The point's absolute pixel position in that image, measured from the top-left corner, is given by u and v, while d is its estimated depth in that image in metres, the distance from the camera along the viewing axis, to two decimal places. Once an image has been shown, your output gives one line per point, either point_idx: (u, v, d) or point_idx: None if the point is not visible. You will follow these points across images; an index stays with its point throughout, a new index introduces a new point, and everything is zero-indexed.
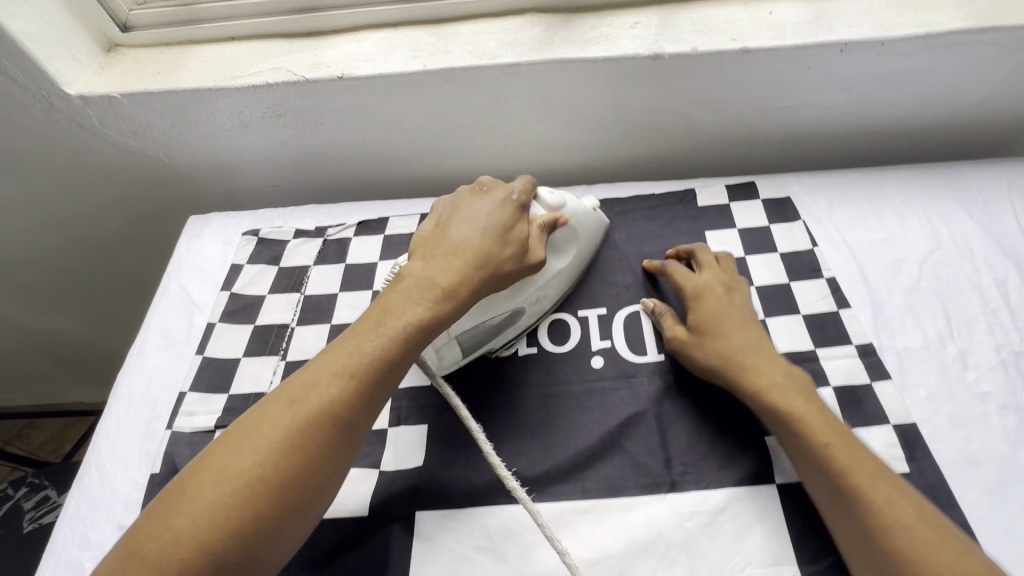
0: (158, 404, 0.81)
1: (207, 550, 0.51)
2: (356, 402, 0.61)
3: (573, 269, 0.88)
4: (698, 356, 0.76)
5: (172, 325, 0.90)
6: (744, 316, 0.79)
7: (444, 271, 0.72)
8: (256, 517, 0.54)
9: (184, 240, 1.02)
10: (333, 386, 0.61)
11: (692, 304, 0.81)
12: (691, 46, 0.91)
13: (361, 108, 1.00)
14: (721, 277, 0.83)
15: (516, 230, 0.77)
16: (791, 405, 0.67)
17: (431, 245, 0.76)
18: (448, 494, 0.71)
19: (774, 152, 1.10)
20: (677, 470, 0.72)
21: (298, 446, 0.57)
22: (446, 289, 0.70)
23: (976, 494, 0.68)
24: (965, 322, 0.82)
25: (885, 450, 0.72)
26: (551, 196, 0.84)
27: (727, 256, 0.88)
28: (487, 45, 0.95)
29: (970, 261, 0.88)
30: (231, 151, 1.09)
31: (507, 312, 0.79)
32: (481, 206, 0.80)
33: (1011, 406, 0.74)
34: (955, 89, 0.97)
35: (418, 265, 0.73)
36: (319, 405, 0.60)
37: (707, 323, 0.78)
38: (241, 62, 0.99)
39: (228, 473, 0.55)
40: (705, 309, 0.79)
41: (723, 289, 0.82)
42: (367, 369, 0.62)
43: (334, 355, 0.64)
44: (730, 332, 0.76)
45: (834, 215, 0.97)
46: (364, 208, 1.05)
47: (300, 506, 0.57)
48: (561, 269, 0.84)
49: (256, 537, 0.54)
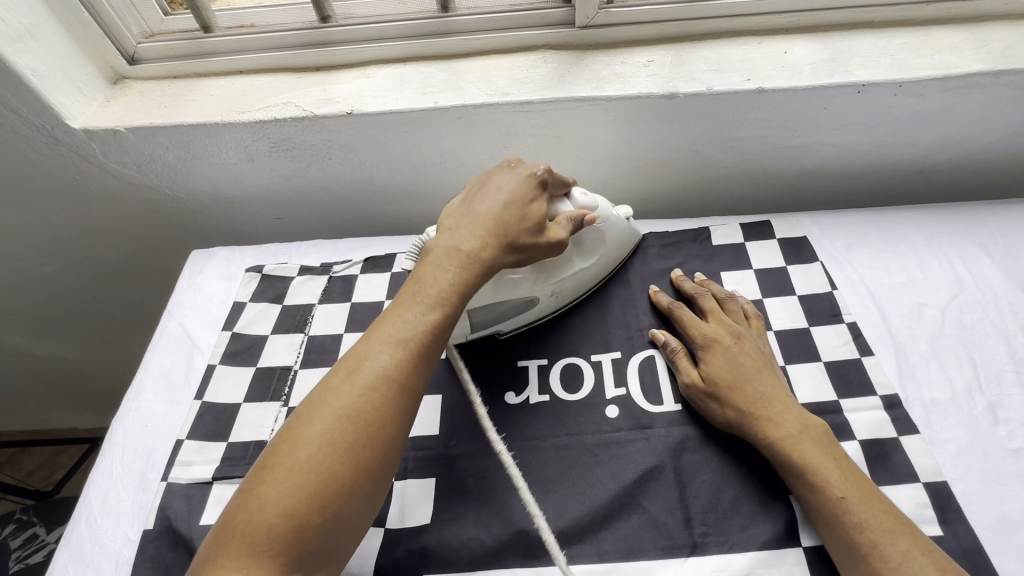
0: (155, 453, 0.78)
1: (296, 516, 0.52)
2: (412, 364, 0.61)
3: (592, 272, 0.90)
4: (712, 409, 0.74)
5: (171, 366, 0.87)
6: (757, 366, 0.76)
7: (472, 239, 0.69)
8: (336, 485, 0.54)
9: (185, 275, 0.99)
10: (384, 355, 0.60)
11: (703, 354, 0.79)
12: (706, 85, 0.89)
13: (370, 144, 0.98)
14: (729, 326, 0.82)
15: (540, 206, 0.74)
16: (805, 459, 0.67)
17: (456, 216, 0.73)
18: (457, 555, 0.68)
19: (787, 189, 1.09)
20: (698, 531, 0.68)
21: (360, 413, 0.57)
22: (482, 257, 0.68)
23: (1015, 561, 0.65)
24: (993, 373, 0.79)
25: (917, 511, 0.68)
26: (585, 197, 0.83)
27: (730, 298, 0.86)
28: (498, 82, 0.94)
29: (994, 307, 0.86)
30: (237, 184, 1.07)
31: (523, 298, 0.83)
32: (504, 180, 0.76)
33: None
34: (973, 130, 0.96)
35: (445, 236, 0.70)
36: (374, 374, 0.59)
37: (721, 374, 0.75)
38: (249, 97, 0.98)
39: (302, 445, 0.55)
40: (718, 360, 0.77)
41: (732, 338, 0.80)
42: (418, 332, 0.62)
43: (380, 327, 0.63)
44: (742, 384, 0.74)
45: (851, 256, 0.95)
46: (371, 244, 1.03)
47: (371, 468, 0.56)
48: (583, 268, 0.87)
49: (338, 502, 0.54)
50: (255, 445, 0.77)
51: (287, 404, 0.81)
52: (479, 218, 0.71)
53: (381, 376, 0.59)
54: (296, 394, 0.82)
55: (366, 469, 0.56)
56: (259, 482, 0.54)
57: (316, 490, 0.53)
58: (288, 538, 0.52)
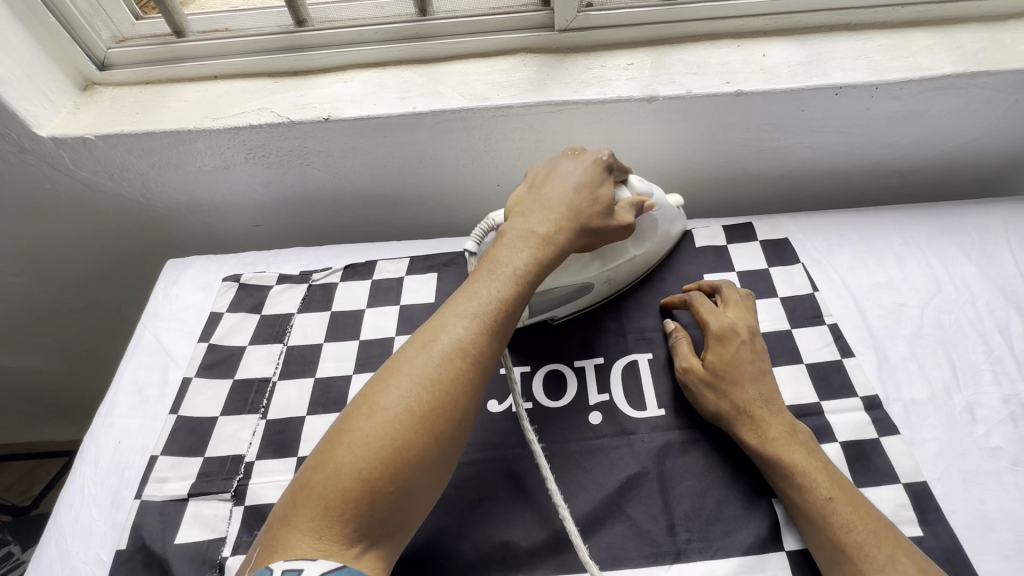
0: (127, 469, 0.76)
1: (371, 479, 0.52)
2: (486, 341, 0.61)
3: (644, 261, 0.91)
4: (709, 402, 0.74)
5: (145, 379, 0.85)
6: (761, 366, 0.76)
7: (543, 220, 0.71)
8: (410, 452, 0.53)
9: (160, 285, 0.97)
10: (461, 327, 0.60)
11: (713, 345, 0.78)
12: (686, 88, 0.89)
13: (349, 149, 0.97)
14: (746, 319, 0.81)
15: (610, 190, 0.75)
16: (793, 460, 0.67)
17: (526, 202, 0.74)
18: (439, 568, 0.67)
19: (769, 191, 1.09)
20: (681, 537, 0.68)
21: (440, 381, 0.57)
22: (555, 239, 0.69)
23: (993, 560, 0.65)
24: (970, 372, 0.80)
25: (897, 512, 0.68)
26: (640, 183, 0.83)
27: (749, 295, 0.86)
28: (478, 86, 0.93)
29: (971, 306, 0.87)
30: (214, 192, 1.05)
31: (577, 284, 0.83)
32: (572, 167, 0.76)
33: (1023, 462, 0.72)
34: (948, 130, 0.97)
35: (517, 219, 0.71)
36: (452, 346, 0.59)
37: (726, 368, 0.75)
38: (224, 103, 0.96)
39: (380, 410, 0.55)
40: (725, 353, 0.77)
41: (747, 333, 0.79)
42: (493, 311, 0.62)
43: (455, 302, 0.64)
44: (744, 381, 0.74)
45: (832, 257, 0.95)
46: (352, 251, 1.01)
47: (443, 442, 0.56)
48: (637, 254, 0.88)
49: (411, 471, 0.53)
50: (232, 459, 0.75)
51: (265, 416, 0.79)
52: (550, 203, 0.72)
53: (454, 350, 0.59)
54: (274, 406, 0.80)
55: (437, 442, 0.55)
56: (337, 444, 0.54)
57: (389, 459, 0.53)
58: (359, 506, 0.51)
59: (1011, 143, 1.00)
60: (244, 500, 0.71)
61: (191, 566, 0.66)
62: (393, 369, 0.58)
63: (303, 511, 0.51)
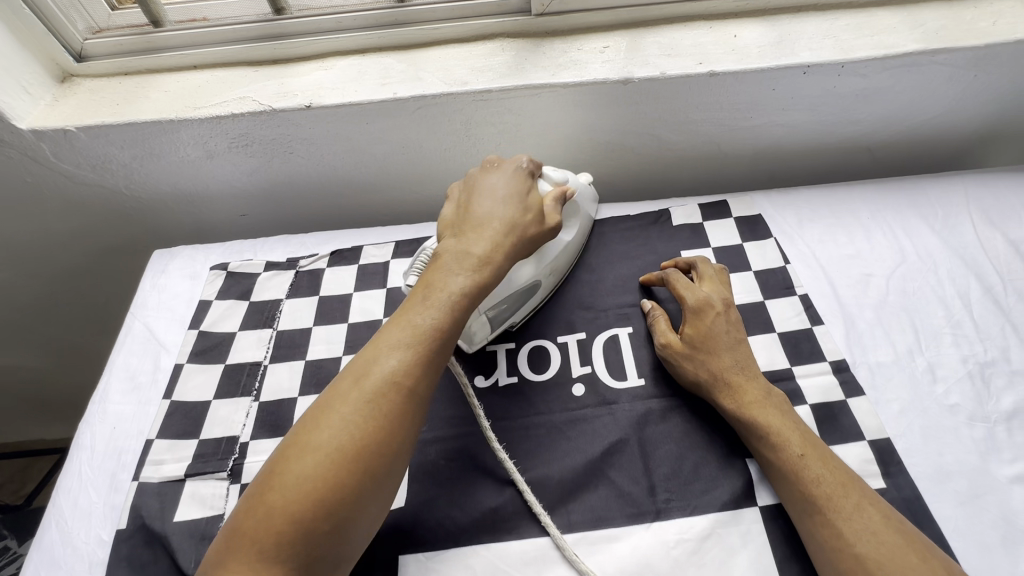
0: (124, 453, 0.78)
1: (303, 520, 0.53)
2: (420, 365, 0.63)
3: (576, 244, 0.94)
4: (687, 370, 0.78)
5: (137, 367, 0.86)
6: (737, 335, 0.80)
7: (476, 243, 0.72)
8: (343, 487, 0.55)
9: (147, 275, 0.98)
10: (392, 358, 0.62)
11: (691, 318, 0.81)
12: (660, 70, 0.92)
13: (331, 137, 0.98)
14: (720, 292, 0.84)
15: (535, 197, 0.78)
16: (768, 421, 0.71)
17: (456, 224, 0.76)
18: (432, 535, 0.70)
19: (744, 170, 1.12)
20: (661, 497, 0.71)
21: (372, 414, 0.59)
22: (489, 262, 0.71)
23: (950, 506, 0.70)
24: (932, 335, 0.85)
25: (862, 467, 0.73)
26: (555, 174, 0.86)
27: (722, 269, 0.89)
28: (457, 71, 0.95)
29: (934, 274, 0.91)
30: (197, 182, 1.06)
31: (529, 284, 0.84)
32: (497, 182, 0.79)
33: (979, 416, 0.77)
34: (912, 107, 1.01)
35: (450, 242, 0.73)
36: (385, 377, 0.61)
37: (703, 338, 0.79)
38: (204, 92, 0.96)
39: (313, 449, 0.56)
40: (703, 324, 0.80)
41: (722, 305, 0.82)
42: (425, 338, 0.64)
43: (387, 334, 0.65)
44: (720, 350, 0.78)
45: (803, 231, 0.99)
46: (338, 237, 1.03)
47: (380, 472, 0.58)
48: (570, 239, 0.91)
49: (346, 506, 0.55)
50: (227, 440, 0.77)
51: (257, 398, 0.81)
52: (482, 226, 0.74)
53: (389, 379, 0.61)
54: (266, 388, 0.82)
55: (372, 475, 0.57)
56: (270, 486, 0.55)
57: (325, 487, 0.55)
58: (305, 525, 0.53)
59: (971, 117, 1.04)
60: (240, 478, 0.74)
61: (192, 541, 0.69)
62: (325, 405, 0.60)
63: (237, 556, 0.53)
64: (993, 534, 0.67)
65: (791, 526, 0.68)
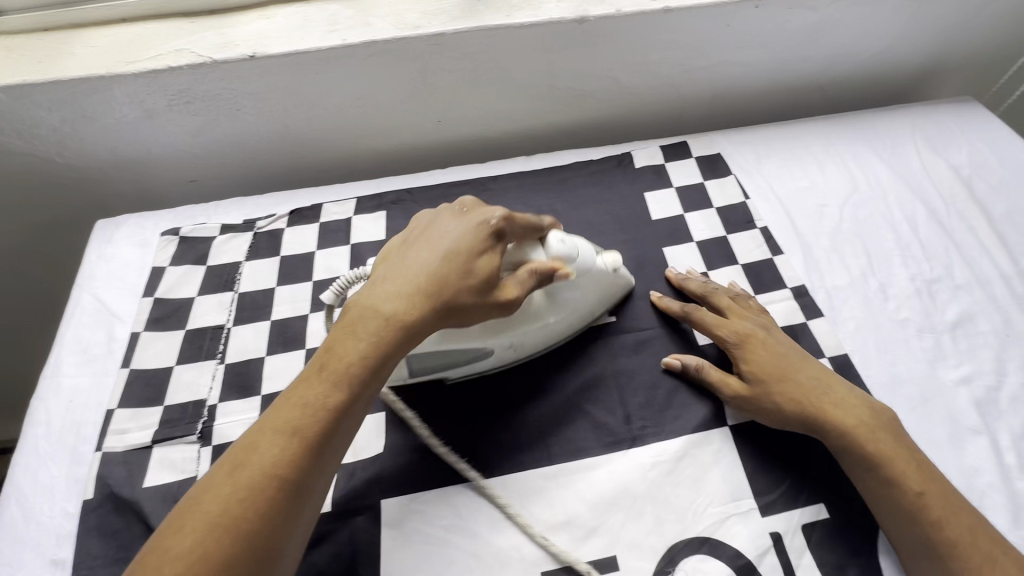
0: (84, 426, 0.74)
1: None
2: (304, 459, 0.54)
3: (563, 329, 0.78)
4: (761, 404, 0.70)
5: (90, 339, 0.82)
6: (795, 353, 0.74)
7: (392, 300, 0.62)
8: None
9: (92, 246, 0.93)
10: (274, 448, 0.53)
11: (742, 352, 0.74)
12: (615, 8, 0.91)
13: (281, 90, 0.94)
14: (756, 318, 0.78)
15: (492, 262, 0.66)
16: (865, 437, 0.66)
17: (384, 270, 0.66)
18: (413, 478, 0.70)
19: (702, 113, 1.13)
20: (636, 425, 0.73)
21: (240, 518, 0.50)
22: (403, 325, 0.60)
23: (903, 410, 0.74)
24: (883, 258, 0.89)
25: None
26: (562, 245, 0.73)
27: (744, 294, 0.82)
28: (409, 16, 0.91)
29: (883, 201, 0.95)
30: (138, 146, 1.00)
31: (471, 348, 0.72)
32: (451, 230, 0.68)
33: (927, 327, 0.81)
34: (859, 42, 1.03)
35: (368, 295, 0.63)
36: (262, 471, 0.53)
37: (766, 370, 0.71)
38: (136, 46, 0.90)
39: (167, 561, 0.48)
40: (759, 356, 0.73)
41: (765, 330, 0.76)
42: (311, 425, 0.55)
43: (274, 415, 0.56)
44: (791, 374, 0.71)
45: (761, 167, 1.01)
46: (295, 197, 0.99)
47: None
48: (549, 323, 0.76)
49: None
50: (194, 404, 0.75)
51: (223, 361, 0.79)
52: (406, 277, 0.63)
53: (266, 471, 0.53)
54: (232, 350, 0.80)
55: None
56: None
57: None
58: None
59: (914, 51, 1.07)
60: (211, 440, 0.72)
61: (165, 505, 0.67)
62: (191, 506, 0.51)
63: None
64: (941, 431, 0.72)
65: (760, 441, 0.71)
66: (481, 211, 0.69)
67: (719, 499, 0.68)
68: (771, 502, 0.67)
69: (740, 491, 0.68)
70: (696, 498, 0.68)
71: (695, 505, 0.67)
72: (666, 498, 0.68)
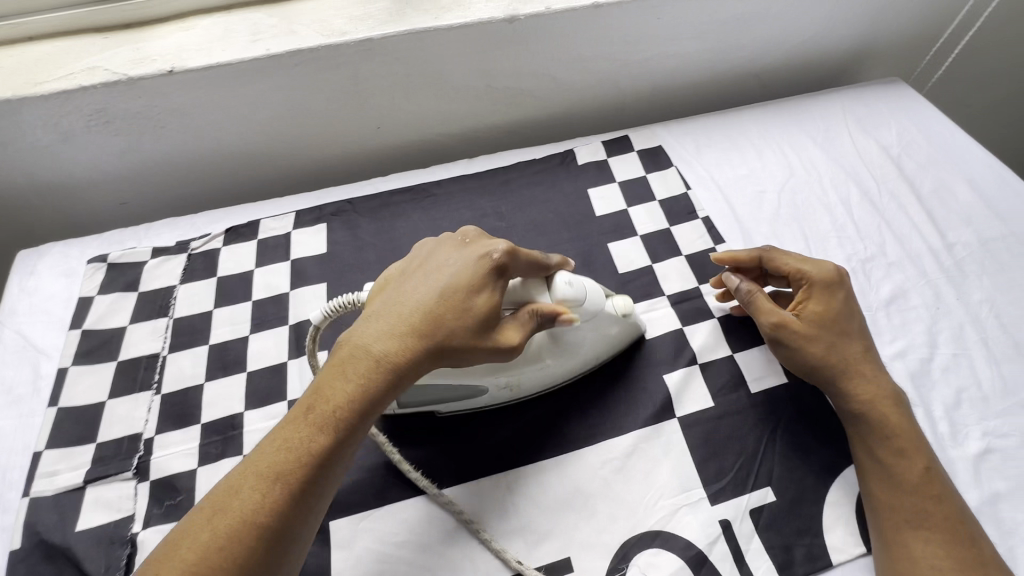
0: (9, 471, 0.70)
1: None
2: (285, 505, 0.53)
3: (562, 373, 0.74)
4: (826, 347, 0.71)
5: (13, 378, 0.78)
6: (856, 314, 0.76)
7: (383, 338, 0.61)
8: None
9: (13, 279, 0.88)
10: (254, 493, 0.53)
11: (818, 294, 0.75)
12: (544, 5, 0.91)
13: (206, 104, 0.90)
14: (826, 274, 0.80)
15: (490, 304, 0.63)
16: (886, 400, 0.68)
17: (384, 300, 0.65)
18: (364, 497, 0.69)
19: (643, 106, 1.14)
20: (587, 424, 0.74)
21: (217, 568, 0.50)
22: (395, 368, 0.59)
23: None
24: (820, 240, 0.91)
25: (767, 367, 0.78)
26: (569, 289, 0.67)
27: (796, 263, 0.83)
28: (335, 22, 0.89)
29: (819, 184, 0.97)
30: (59, 170, 0.95)
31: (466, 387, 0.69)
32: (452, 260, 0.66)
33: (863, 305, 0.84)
34: (788, 29, 1.05)
35: (361, 329, 0.62)
36: (241, 516, 0.52)
37: (836, 316, 0.73)
38: (45, 65, 0.86)
39: None
40: (836, 300, 0.74)
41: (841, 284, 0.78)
42: (293, 468, 0.54)
43: (257, 458, 0.55)
44: (852, 329, 0.73)
45: (701, 157, 1.01)
46: (231, 214, 0.95)
47: None
48: (547, 366, 0.71)
49: None
50: (129, 439, 0.72)
51: (159, 392, 0.76)
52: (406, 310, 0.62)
53: (247, 515, 0.52)
54: (169, 379, 0.77)
55: None
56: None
57: None
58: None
59: (841, 36, 1.10)
60: (148, 475, 0.69)
61: (101, 548, 0.64)
62: (172, 551, 0.51)
63: None
64: None
65: (710, 430, 0.73)
66: (479, 250, 0.66)
67: (669, 491, 0.69)
68: (720, 490, 0.69)
69: (690, 481, 0.69)
70: (647, 492, 0.69)
71: (646, 499, 0.68)
72: (617, 495, 0.68)
